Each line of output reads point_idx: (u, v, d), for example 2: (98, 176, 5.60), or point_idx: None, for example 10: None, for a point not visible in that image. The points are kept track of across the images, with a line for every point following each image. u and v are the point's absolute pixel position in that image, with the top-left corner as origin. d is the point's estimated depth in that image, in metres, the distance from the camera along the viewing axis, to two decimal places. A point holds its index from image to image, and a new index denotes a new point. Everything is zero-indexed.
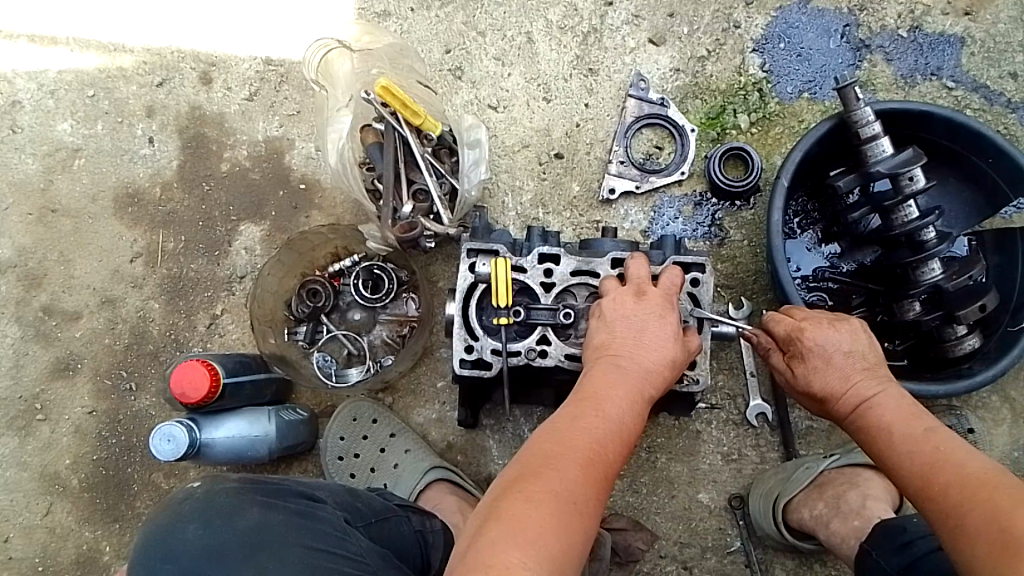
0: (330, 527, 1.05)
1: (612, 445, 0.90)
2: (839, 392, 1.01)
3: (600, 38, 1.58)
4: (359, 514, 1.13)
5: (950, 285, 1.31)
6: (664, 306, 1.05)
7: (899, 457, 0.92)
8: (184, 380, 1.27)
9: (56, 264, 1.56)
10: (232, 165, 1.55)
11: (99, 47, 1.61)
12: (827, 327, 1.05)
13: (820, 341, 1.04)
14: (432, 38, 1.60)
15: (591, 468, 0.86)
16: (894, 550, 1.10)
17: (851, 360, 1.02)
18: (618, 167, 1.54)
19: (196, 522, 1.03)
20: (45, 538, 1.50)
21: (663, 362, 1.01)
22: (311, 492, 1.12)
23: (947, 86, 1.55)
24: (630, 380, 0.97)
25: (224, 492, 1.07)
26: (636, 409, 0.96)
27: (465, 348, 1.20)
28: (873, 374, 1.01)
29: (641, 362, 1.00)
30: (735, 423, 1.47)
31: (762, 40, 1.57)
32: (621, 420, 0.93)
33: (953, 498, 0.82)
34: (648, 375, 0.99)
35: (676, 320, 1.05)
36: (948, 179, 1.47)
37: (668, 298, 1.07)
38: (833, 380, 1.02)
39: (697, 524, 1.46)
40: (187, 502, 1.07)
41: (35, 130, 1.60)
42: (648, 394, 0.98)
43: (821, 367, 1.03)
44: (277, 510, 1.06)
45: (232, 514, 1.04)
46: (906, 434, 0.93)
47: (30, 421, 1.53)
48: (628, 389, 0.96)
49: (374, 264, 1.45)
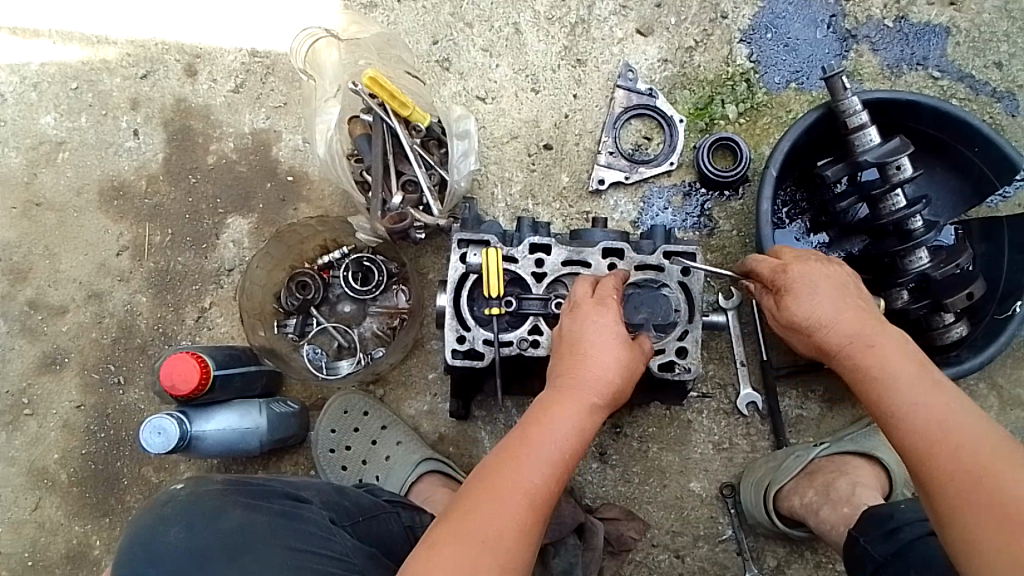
0: (315, 528, 1.04)
1: (546, 470, 0.93)
2: (829, 323, 1.02)
3: (587, 29, 1.58)
4: (344, 513, 1.13)
5: (938, 274, 1.32)
6: (604, 315, 1.04)
7: (899, 410, 0.91)
8: (174, 373, 1.26)
9: (42, 258, 1.55)
10: (219, 158, 1.54)
11: (81, 39, 1.59)
12: (813, 267, 1.08)
13: (807, 277, 1.07)
14: (419, 29, 1.59)
15: (521, 497, 0.91)
16: (882, 536, 1.10)
17: (837, 296, 1.04)
18: (608, 158, 1.54)
19: (178, 526, 1.02)
20: (34, 534, 1.49)
21: (607, 372, 1.00)
22: (297, 493, 1.12)
23: (933, 76, 1.56)
24: (573, 398, 0.98)
25: (207, 494, 1.07)
26: (580, 426, 0.98)
27: (457, 339, 1.19)
28: (862, 311, 1.03)
29: (582, 376, 1.00)
30: (726, 412, 1.48)
31: (749, 30, 1.57)
32: (560, 441, 0.96)
33: (963, 484, 0.81)
34: (588, 385, 0.99)
35: (617, 326, 1.04)
36: (935, 167, 1.48)
37: (604, 303, 1.06)
38: (822, 310, 1.03)
39: (689, 512, 1.47)
40: (170, 504, 1.06)
41: (19, 123, 1.58)
42: (593, 406, 0.99)
43: (809, 301, 1.05)
44: (262, 511, 1.05)
45: (216, 516, 1.03)
46: (902, 371, 0.94)
47: (16, 417, 1.51)
48: (569, 408, 0.98)
49: (363, 256, 1.45)
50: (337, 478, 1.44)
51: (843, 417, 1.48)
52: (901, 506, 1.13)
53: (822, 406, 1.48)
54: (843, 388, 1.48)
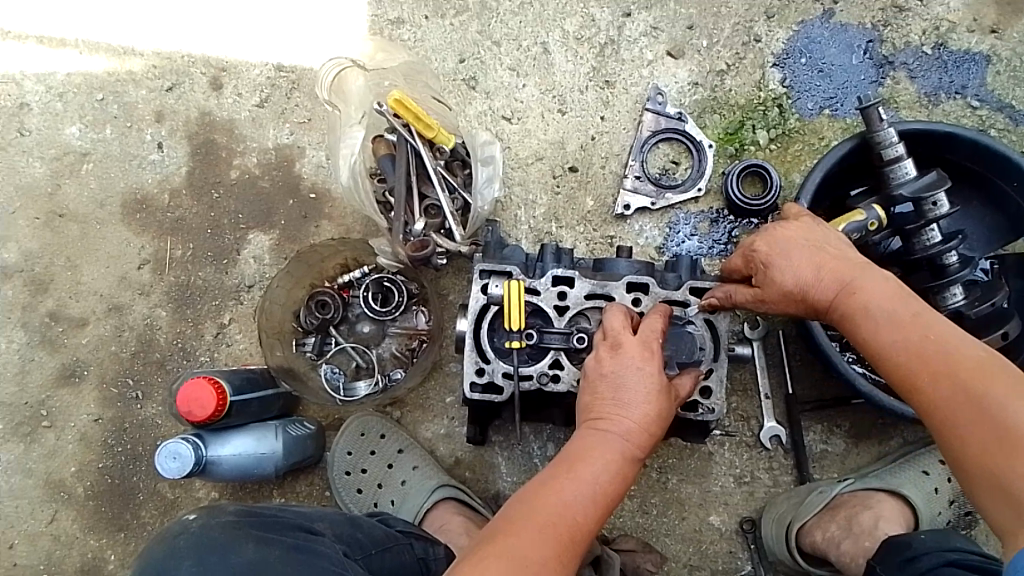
0: (328, 563, 1.00)
1: (584, 510, 0.91)
2: (815, 281, 1.02)
3: (617, 50, 1.55)
4: (358, 546, 1.09)
5: (972, 313, 1.28)
6: (646, 357, 1.02)
7: (895, 356, 0.90)
8: (191, 399, 1.25)
9: (64, 269, 1.54)
10: (242, 173, 1.53)
11: (108, 50, 1.59)
12: (775, 231, 1.08)
13: (772, 241, 1.07)
14: (446, 47, 1.57)
15: (560, 530, 0.87)
16: (898, 564, 1.07)
17: (811, 250, 1.04)
18: (634, 182, 1.51)
19: (190, 559, 0.97)
20: (49, 546, 1.49)
21: (645, 418, 0.99)
22: (310, 525, 1.08)
23: (971, 105, 1.52)
24: (610, 445, 0.97)
25: (221, 526, 1.02)
26: (617, 473, 0.96)
27: (476, 371, 1.18)
28: (838, 257, 1.02)
29: (617, 422, 0.99)
30: (748, 445, 1.45)
31: (783, 55, 1.54)
32: (597, 482, 0.94)
33: (980, 427, 0.79)
34: (629, 435, 0.98)
35: (656, 368, 1.02)
36: (971, 203, 1.43)
37: (647, 347, 1.03)
38: (804, 270, 1.03)
39: (707, 547, 1.44)
40: (182, 536, 1.00)
41: (44, 133, 1.58)
42: (630, 456, 0.98)
43: (787, 263, 1.04)
44: (272, 545, 1.00)
45: (227, 549, 0.98)
46: (886, 317, 0.93)
47: (35, 428, 1.51)
48: (604, 450, 0.96)
49: (384, 276, 1.43)
50: (352, 501, 1.42)
51: (868, 454, 1.44)
52: (920, 535, 1.10)
53: (847, 442, 1.45)
54: (869, 424, 1.45)
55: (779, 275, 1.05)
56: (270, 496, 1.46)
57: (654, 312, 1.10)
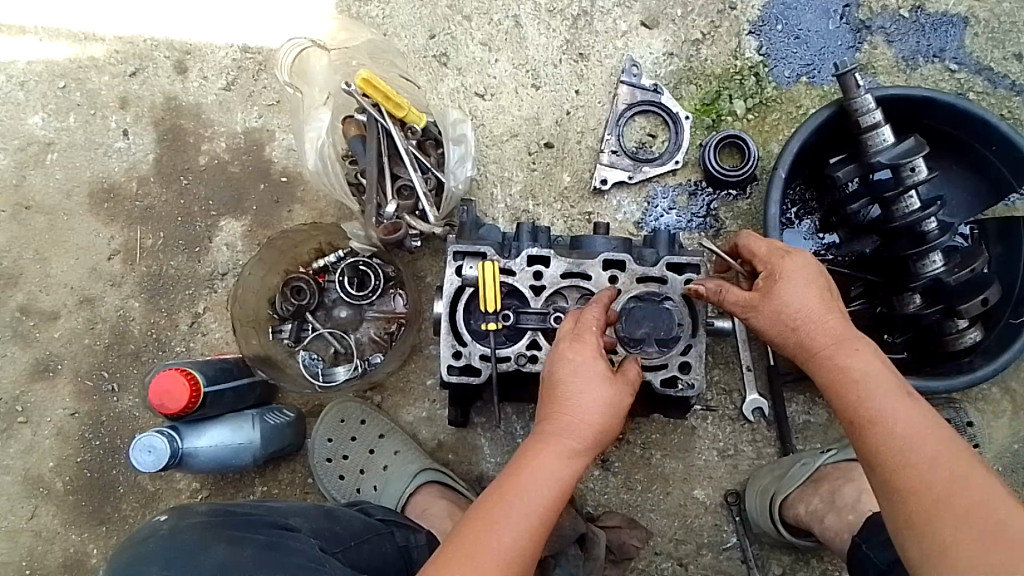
0: (304, 559, 0.99)
1: (529, 522, 0.89)
2: (817, 321, 0.95)
3: (590, 21, 1.52)
4: (335, 540, 1.08)
5: (952, 279, 1.27)
6: (585, 354, 0.97)
7: (878, 437, 0.86)
8: (163, 392, 1.23)
9: (33, 262, 1.51)
10: (210, 159, 1.50)
11: (69, 35, 1.54)
12: (798, 256, 1.00)
13: (799, 266, 0.98)
14: (416, 23, 1.54)
15: (501, 548, 0.86)
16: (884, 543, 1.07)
17: (823, 291, 0.97)
18: (611, 157, 1.49)
19: (159, 562, 0.96)
20: (30, 542, 1.47)
21: (592, 414, 0.95)
22: (282, 521, 1.07)
23: (949, 69, 1.50)
24: (554, 446, 0.93)
25: (190, 528, 1.01)
26: (563, 476, 0.92)
27: (453, 354, 1.16)
28: (839, 311, 0.97)
29: (560, 421, 0.95)
30: (731, 418, 1.45)
31: (759, 22, 1.51)
32: (542, 489, 0.91)
33: (960, 533, 0.77)
34: (572, 433, 0.94)
35: (595, 359, 0.97)
36: (951, 168, 1.42)
37: (583, 338, 0.99)
38: (812, 306, 0.96)
39: (692, 521, 1.44)
40: (150, 540, 1.00)
41: (6, 124, 1.54)
42: (576, 452, 0.94)
43: (799, 289, 0.96)
44: (245, 544, 0.99)
45: (199, 551, 0.97)
46: (878, 394, 0.89)
47: (10, 425, 1.49)
48: (548, 456, 0.93)
49: (359, 260, 1.40)
50: (335, 487, 1.41)
51: None
52: None
53: (830, 412, 1.45)
54: None
55: (786, 298, 0.96)
56: (252, 485, 1.45)
57: (597, 299, 1.07)
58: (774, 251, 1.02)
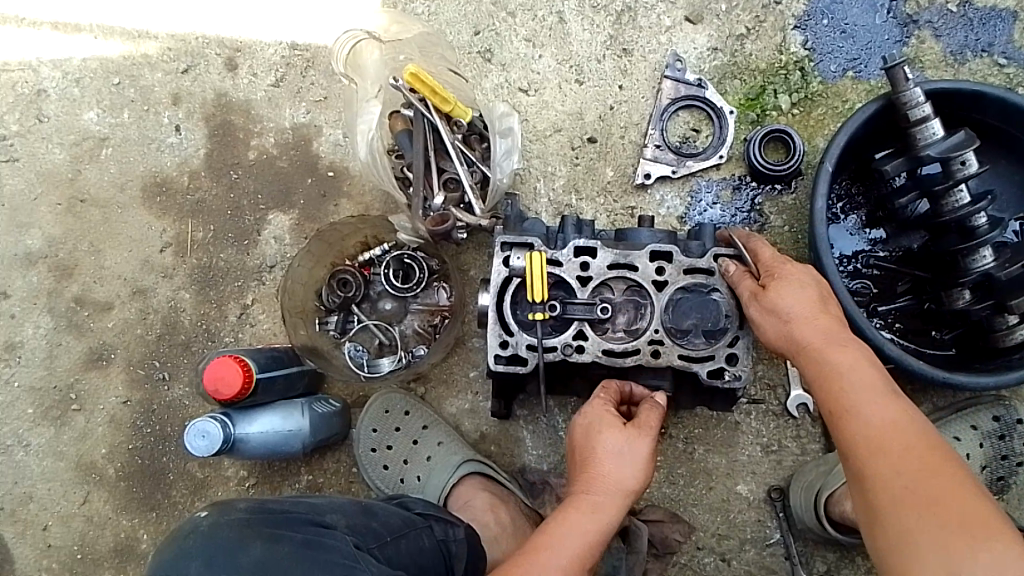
0: (339, 557, 1.00)
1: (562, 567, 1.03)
2: (805, 319, 1.00)
3: (634, 17, 1.53)
4: (371, 536, 1.09)
5: (1003, 274, 1.24)
6: (598, 415, 1.11)
7: (855, 433, 0.90)
8: (218, 377, 1.26)
9: (88, 254, 1.55)
10: (260, 153, 1.53)
11: (123, 33, 1.59)
12: (795, 264, 1.06)
13: (797, 271, 1.05)
14: (461, 20, 1.55)
15: None
16: None
17: (815, 294, 1.02)
18: (654, 152, 1.49)
19: (199, 558, 0.96)
20: (83, 527, 1.51)
21: (611, 471, 1.08)
22: (320, 518, 1.08)
23: (998, 64, 1.48)
24: (580, 503, 1.07)
25: (229, 526, 1.01)
26: (590, 527, 1.06)
27: (500, 344, 1.17)
28: (829, 312, 1.01)
29: (586, 482, 1.09)
30: (775, 414, 1.44)
31: (804, 16, 1.51)
32: (571, 540, 1.05)
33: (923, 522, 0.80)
34: (596, 491, 1.08)
35: (608, 422, 1.10)
36: (999, 163, 1.40)
37: (595, 404, 1.13)
38: (803, 305, 1.01)
39: (735, 517, 1.44)
40: (193, 536, 0.99)
41: (62, 119, 1.58)
42: (601, 506, 1.07)
43: (795, 290, 1.02)
44: (281, 543, 1.00)
45: (235, 549, 0.97)
46: (857, 390, 0.93)
47: (64, 412, 1.53)
48: (576, 513, 1.06)
49: (404, 253, 1.42)
50: (378, 477, 1.43)
51: None
52: None
53: None
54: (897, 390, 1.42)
55: (779, 296, 1.02)
56: (297, 474, 1.47)
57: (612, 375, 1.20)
58: (776, 259, 1.09)
